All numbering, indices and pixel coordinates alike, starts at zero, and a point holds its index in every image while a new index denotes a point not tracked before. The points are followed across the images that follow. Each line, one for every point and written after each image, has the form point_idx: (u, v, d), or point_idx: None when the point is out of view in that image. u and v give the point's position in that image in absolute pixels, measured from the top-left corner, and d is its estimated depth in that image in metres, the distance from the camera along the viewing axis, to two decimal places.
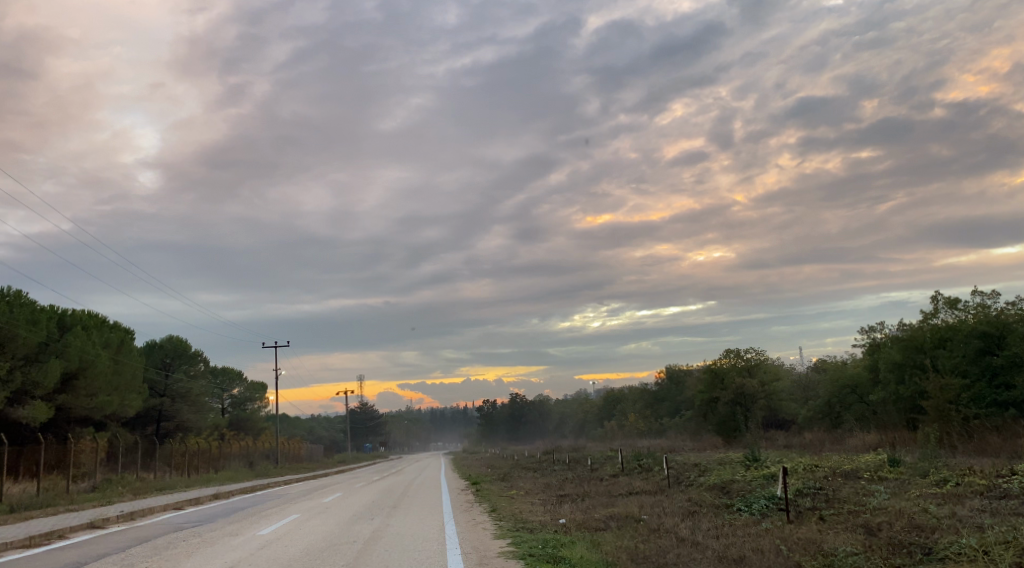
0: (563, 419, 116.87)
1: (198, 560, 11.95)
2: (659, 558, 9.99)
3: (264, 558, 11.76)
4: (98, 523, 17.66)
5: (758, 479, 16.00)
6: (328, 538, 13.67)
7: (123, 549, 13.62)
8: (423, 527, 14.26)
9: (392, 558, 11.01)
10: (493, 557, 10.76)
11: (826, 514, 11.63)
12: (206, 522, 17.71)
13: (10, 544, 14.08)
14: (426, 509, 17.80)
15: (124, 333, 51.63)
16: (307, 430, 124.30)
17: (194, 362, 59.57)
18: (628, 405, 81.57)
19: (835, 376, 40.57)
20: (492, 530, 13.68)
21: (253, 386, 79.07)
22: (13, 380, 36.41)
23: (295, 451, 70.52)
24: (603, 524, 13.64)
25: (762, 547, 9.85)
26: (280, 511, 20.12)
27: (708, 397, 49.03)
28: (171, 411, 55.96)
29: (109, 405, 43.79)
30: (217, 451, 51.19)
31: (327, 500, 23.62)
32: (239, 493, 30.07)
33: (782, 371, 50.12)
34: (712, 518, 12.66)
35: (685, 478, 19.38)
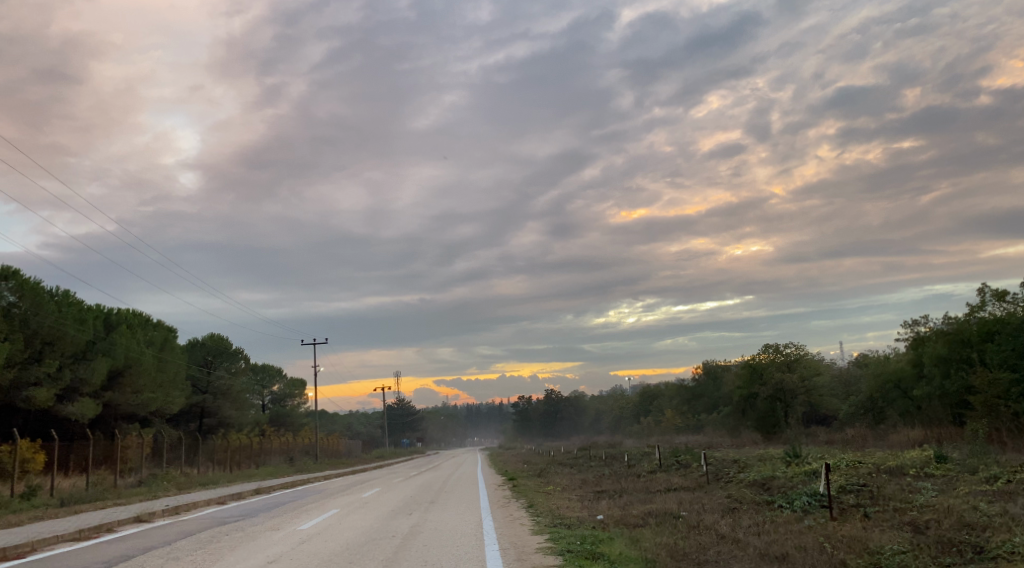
0: (599, 415, 116.32)
1: (242, 553, 12.17)
2: (698, 555, 9.84)
3: (305, 552, 11.90)
4: (145, 516, 18.13)
5: (800, 475, 15.72)
6: (368, 533, 13.78)
7: (168, 542, 13.93)
8: (461, 523, 14.28)
9: (429, 553, 11.07)
10: (531, 553, 10.75)
11: (871, 511, 11.36)
12: (247, 517, 18.00)
13: (62, 537, 14.53)
14: (464, 505, 17.83)
15: (167, 331, 52.86)
16: (347, 426, 126.05)
17: (236, 359, 60.76)
18: (665, 401, 80.82)
19: (878, 371, 39.66)
20: (530, 526, 13.69)
21: (293, 382, 80.47)
22: (63, 378, 37.43)
23: (335, 447, 71.52)
24: (641, 520, 13.53)
25: (805, 544, 9.66)
26: (320, 506, 20.35)
27: (747, 393, 48.42)
28: (213, 408, 57.11)
29: (154, 402, 44.84)
30: (258, 446, 52.13)
31: (366, 495, 23.89)
32: (280, 487, 30.56)
33: (823, 366, 49.28)
34: (753, 515, 12.45)
35: (725, 475, 19.12)
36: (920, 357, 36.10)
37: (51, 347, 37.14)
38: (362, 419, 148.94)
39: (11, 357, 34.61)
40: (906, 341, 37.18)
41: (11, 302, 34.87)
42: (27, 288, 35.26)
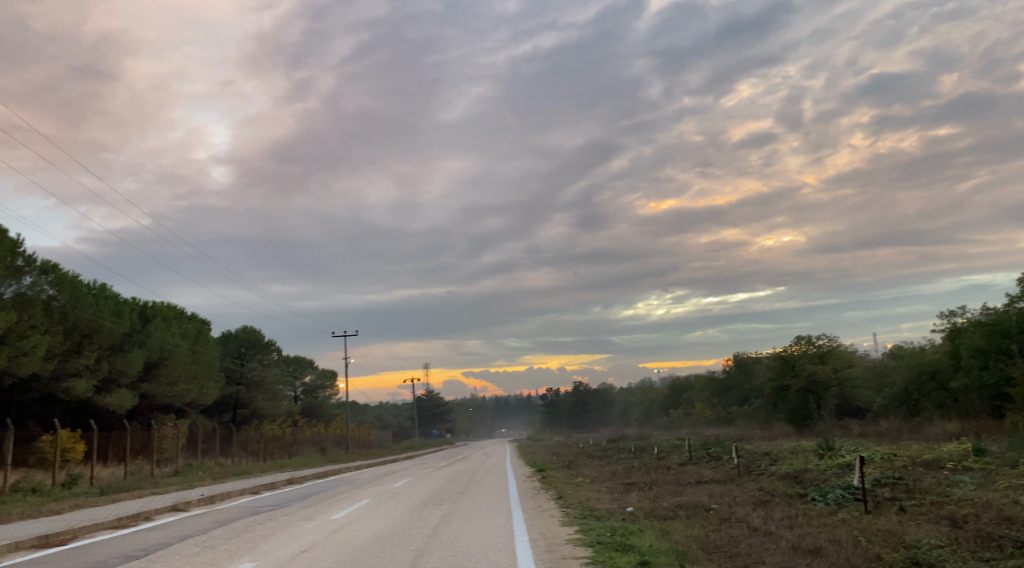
0: (628, 408, 116.00)
1: (276, 542, 12.33)
2: (729, 548, 9.76)
3: (337, 542, 12.06)
4: (181, 505, 18.52)
5: (834, 468, 15.51)
6: (399, 523, 13.89)
7: (204, 531, 14.20)
8: (491, 514, 14.31)
9: (460, 543, 11.12)
10: (561, 544, 10.76)
11: (908, 505, 11.15)
12: (281, 506, 18.29)
13: (102, 525, 14.90)
14: (493, 496, 17.88)
15: (201, 324, 53.82)
16: (377, 417, 127.34)
17: (268, 351, 61.62)
18: (694, 394, 80.31)
19: (912, 363, 39.00)
20: (559, 517, 13.69)
21: (324, 373, 81.50)
22: (101, 370, 38.23)
23: (366, 438, 72.28)
24: (671, 513, 13.43)
25: (839, 538, 9.53)
26: (351, 496, 20.57)
27: (778, 385, 47.90)
28: (246, 399, 57.99)
29: (189, 393, 45.66)
30: (290, 437, 52.87)
31: (396, 485, 24.11)
32: (312, 477, 30.99)
33: (856, 358, 48.64)
34: (785, 508, 12.30)
35: (756, 468, 18.90)
36: (956, 348, 35.48)
37: (89, 340, 37.99)
38: (392, 410, 150.34)
39: (51, 349, 35.44)
40: (943, 332, 36.55)
41: (51, 296, 35.68)
42: (65, 282, 36.03)
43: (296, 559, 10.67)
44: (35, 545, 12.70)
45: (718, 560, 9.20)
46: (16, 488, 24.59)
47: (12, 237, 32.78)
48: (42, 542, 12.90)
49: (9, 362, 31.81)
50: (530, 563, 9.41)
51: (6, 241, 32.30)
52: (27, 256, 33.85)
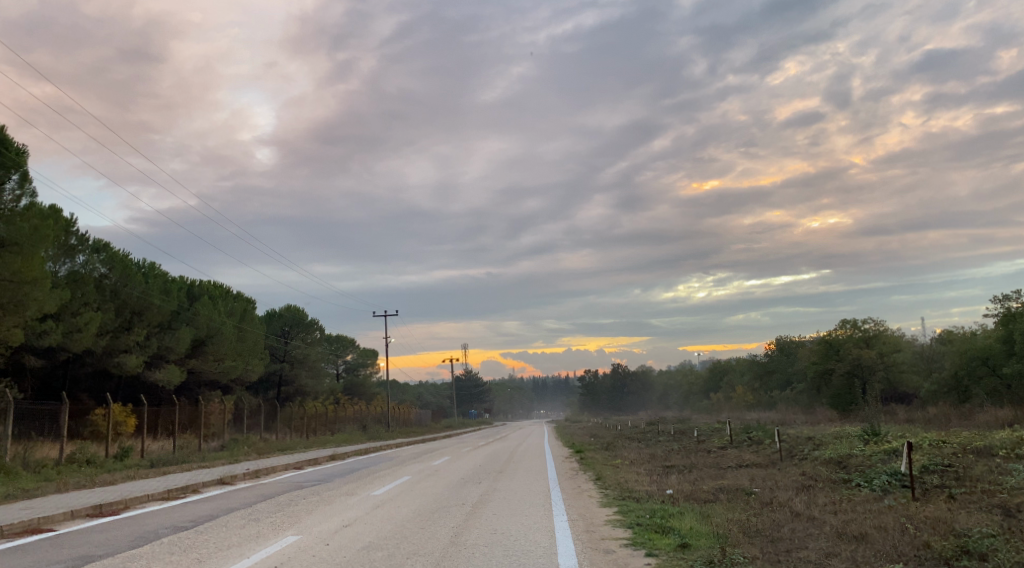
0: (667, 390, 115.30)
1: (319, 517, 12.56)
2: (771, 533, 9.64)
3: (378, 517, 12.24)
4: (227, 479, 19.02)
5: (880, 454, 15.21)
6: (439, 501, 14.04)
7: (250, 504, 14.56)
8: (530, 493, 14.37)
9: (500, 521, 11.19)
10: (600, 525, 10.76)
11: (957, 492, 10.85)
12: (322, 482, 18.65)
13: (152, 496, 15.38)
14: (531, 475, 17.99)
15: (246, 302, 55.04)
16: (417, 396, 128.98)
17: (311, 329, 62.69)
18: (735, 377, 79.33)
19: (962, 347, 37.86)
20: (599, 498, 13.68)
21: (365, 352, 82.77)
22: (150, 346, 39.30)
23: (406, 416, 73.25)
24: (712, 496, 13.33)
25: (886, 525, 9.34)
26: (392, 473, 20.90)
27: (822, 368, 47.21)
28: (290, 376, 59.23)
29: (235, 370, 46.71)
30: (333, 414, 53.85)
31: (437, 464, 24.42)
32: (354, 454, 31.57)
33: (904, 342, 47.54)
34: (828, 494, 12.11)
35: (799, 452, 18.57)
36: (1010, 333, 34.49)
37: (139, 317, 39.05)
38: (432, 389, 152.08)
39: (102, 326, 36.59)
40: (996, 316, 35.47)
41: (103, 274, 36.81)
42: (116, 261, 37.10)
43: (339, 533, 10.86)
44: (90, 513, 13.18)
45: (760, 544, 9.11)
46: (71, 459, 25.57)
47: (65, 216, 33.84)
48: (96, 511, 13.38)
49: (64, 337, 32.96)
50: (569, 542, 9.43)
51: (59, 220, 33.30)
52: (80, 235, 34.92)
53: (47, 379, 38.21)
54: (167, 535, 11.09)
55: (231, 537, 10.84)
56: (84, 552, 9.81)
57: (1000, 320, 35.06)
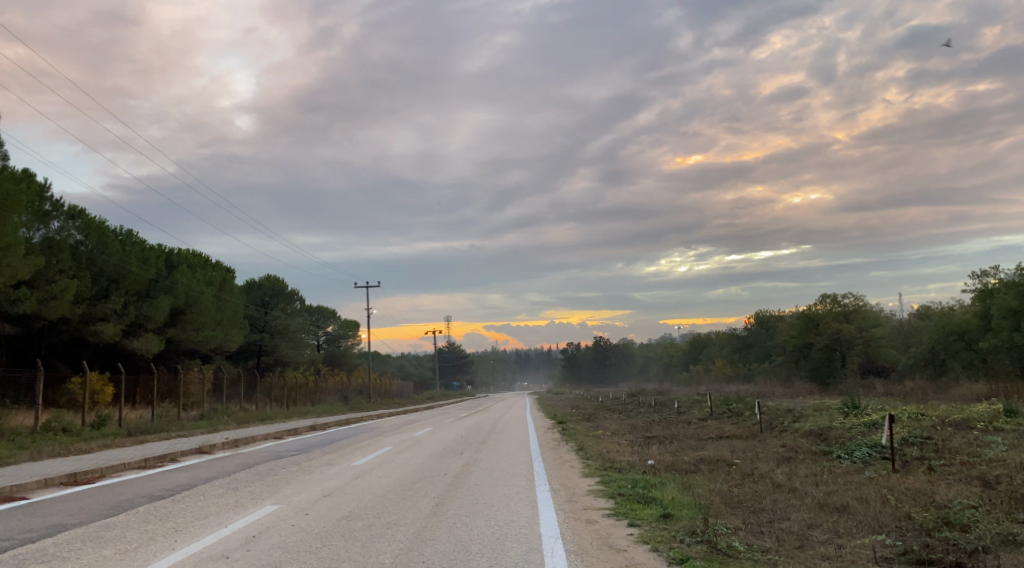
0: (648, 362, 116.13)
1: (299, 486, 12.43)
2: (753, 503, 9.65)
3: (358, 487, 12.12)
4: (206, 448, 18.85)
5: (860, 426, 15.29)
6: (420, 471, 13.95)
7: (228, 474, 14.41)
8: (512, 464, 14.34)
9: (482, 492, 11.11)
10: (582, 495, 10.74)
11: (937, 464, 10.88)
12: (303, 452, 18.50)
13: (129, 464, 15.19)
14: (513, 446, 18.00)
15: (225, 272, 54.48)
16: (398, 367, 128.89)
17: (292, 300, 62.20)
18: (715, 350, 79.91)
19: (940, 322, 38.25)
20: (580, 469, 13.65)
21: (346, 323, 82.40)
22: (128, 315, 38.75)
23: (387, 387, 73.25)
24: (693, 467, 13.35)
25: (867, 496, 9.35)
26: (373, 443, 20.84)
27: (802, 342, 47.74)
28: (270, 346, 58.88)
29: (214, 339, 46.27)
30: (313, 385, 53.64)
31: (418, 434, 24.46)
32: (334, 424, 31.49)
33: (883, 317, 48.09)
34: (809, 465, 12.14)
35: (779, 425, 18.68)
36: (987, 308, 34.89)
37: (117, 285, 38.48)
38: (413, 361, 152.33)
39: (78, 294, 36.01)
40: (974, 291, 35.79)
41: (78, 241, 36.16)
42: (92, 228, 36.46)
43: (318, 503, 10.71)
44: (64, 482, 12.97)
45: (742, 514, 9.10)
46: (47, 427, 25.25)
47: (39, 182, 33.12)
48: (71, 480, 13.16)
49: (39, 305, 32.41)
50: (552, 512, 9.38)
51: (33, 186, 32.61)
52: (54, 201, 34.25)
53: (23, 346, 37.64)
54: (143, 504, 10.91)
55: (209, 506, 10.65)
56: (57, 521, 9.62)
57: (977, 295, 35.38)
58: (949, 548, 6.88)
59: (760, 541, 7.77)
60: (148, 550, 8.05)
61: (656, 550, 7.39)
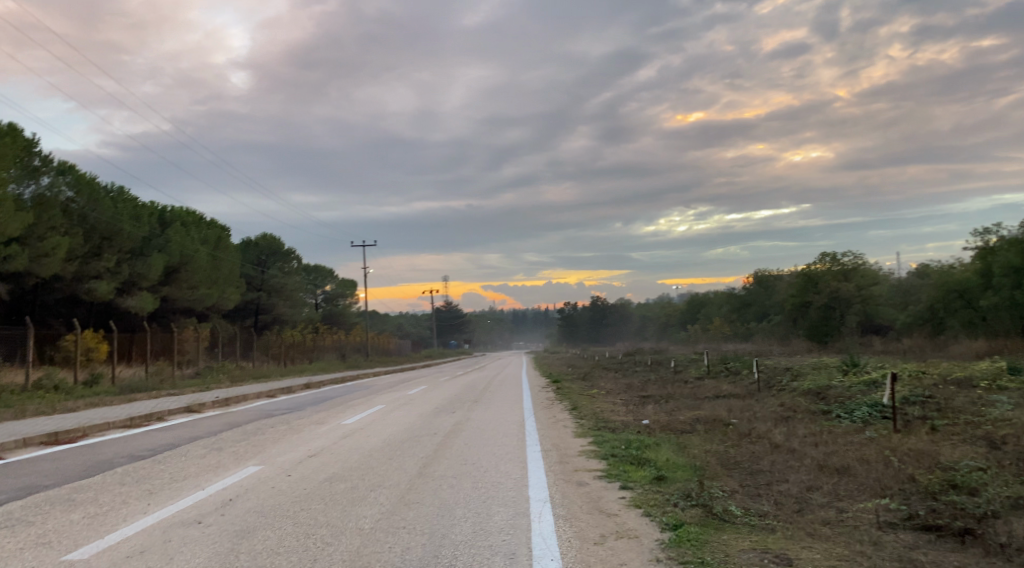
0: (645, 321, 116.20)
1: (285, 447, 12.11)
2: (751, 465, 9.33)
3: (346, 447, 11.77)
4: (195, 406, 18.56)
5: (859, 385, 15.01)
6: (411, 430, 13.64)
7: (215, 433, 14.10)
8: (504, 423, 14.04)
9: (472, 452, 10.78)
10: (574, 456, 10.40)
11: (940, 424, 10.54)
12: (293, 410, 18.21)
13: (113, 424, 14.86)
14: (507, 405, 17.75)
15: (220, 230, 53.89)
16: (396, 327, 128.92)
17: (288, 259, 61.70)
18: (713, 309, 79.83)
19: (940, 280, 37.94)
20: (573, 429, 13.34)
21: (344, 283, 81.99)
22: (121, 273, 38.31)
23: (385, 346, 73.26)
24: (689, 427, 13.06)
25: (868, 458, 9.02)
26: (366, 402, 20.61)
27: (800, 301, 47.49)
28: (267, 305, 58.67)
29: (209, 298, 45.89)
30: (310, 344, 53.47)
31: (413, 392, 24.22)
32: (329, 382, 31.34)
33: (882, 276, 47.76)
34: (808, 425, 11.82)
35: (777, 383, 18.45)
36: (988, 267, 34.51)
37: (109, 243, 37.96)
38: (412, 320, 152.47)
39: (70, 251, 35.49)
40: (975, 249, 35.36)
41: (69, 198, 35.55)
42: (83, 184, 35.84)
43: (302, 464, 10.37)
44: (44, 441, 12.63)
45: (738, 476, 8.78)
46: (38, 385, 25.01)
47: (27, 136, 32.47)
48: (51, 439, 12.81)
49: (31, 262, 31.92)
50: (542, 473, 9.04)
51: (20, 140, 32.00)
52: (44, 156, 33.63)
53: (16, 305, 37.28)
54: (121, 465, 10.55)
55: (189, 468, 10.29)
56: (29, 483, 9.25)
57: (978, 253, 34.95)
58: (957, 513, 6.51)
59: (757, 505, 7.42)
60: (119, 514, 7.64)
61: (649, 514, 7.03)
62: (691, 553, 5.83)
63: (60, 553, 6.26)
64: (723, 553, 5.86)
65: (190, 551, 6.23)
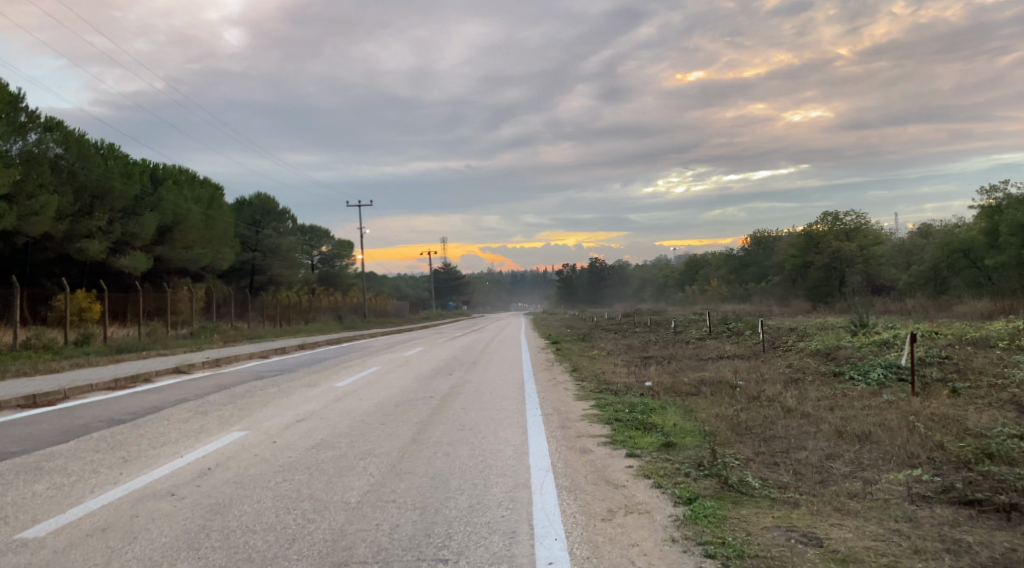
0: (643, 282, 115.67)
1: (273, 410, 11.55)
2: (764, 430, 8.78)
3: (336, 411, 11.21)
4: (183, 367, 18.03)
5: (871, 345, 14.50)
6: (405, 393, 13.10)
7: (201, 395, 13.56)
8: (503, 386, 13.52)
9: (469, 417, 10.22)
10: (576, 421, 9.84)
11: (962, 387, 9.97)
12: (285, 372, 17.68)
13: (96, 386, 14.29)
14: (505, 367, 17.24)
15: (213, 189, 52.92)
16: (393, 288, 128.35)
17: (283, 219, 60.83)
18: (711, 270, 79.31)
19: (944, 240, 37.28)
20: (574, 391, 12.80)
21: (340, 244, 81.18)
22: (113, 232, 37.55)
23: (382, 307, 72.79)
24: (695, 389, 12.53)
25: (889, 423, 8.47)
26: (360, 363, 20.08)
27: (801, 261, 46.83)
28: (262, 266, 57.96)
29: (204, 258, 45.16)
30: (306, 304, 52.97)
31: (409, 353, 23.77)
32: (323, 343, 30.84)
33: (884, 235, 47.07)
34: (820, 388, 11.28)
35: (783, 344, 17.94)
36: (994, 226, 33.83)
37: (101, 202, 37.13)
38: (409, 281, 151.83)
39: (60, 210, 34.66)
40: (981, 207, 34.64)
41: (58, 154, 34.65)
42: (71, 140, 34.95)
43: (289, 429, 9.81)
44: (21, 405, 12.07)
45: (752, 443, 8.24)
46: (27, 345, 24.49)
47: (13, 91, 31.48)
48: (29, 402, 12.26)
49: (20, 221, 31.14)
50: (543, 440, 8.46)
51: (5, 94, 30.99)
52: (30, 111, 32.62)
53: (5, 264, 36.58)
54: (99, 429, 10.00)
55: (169, 433, 9.71)
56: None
57: (984, 211, 34.25)
58: (997, 486, 5.95)
59: (775, 475, 6.87)
60: (88, 485, 7.06)
61: (659, 486, 6.47)
62: (709, 532, 5.27)
63: (14, 531, 5.67)
64: (745, 531, 5.31)
65: (158, 528, 5.65)
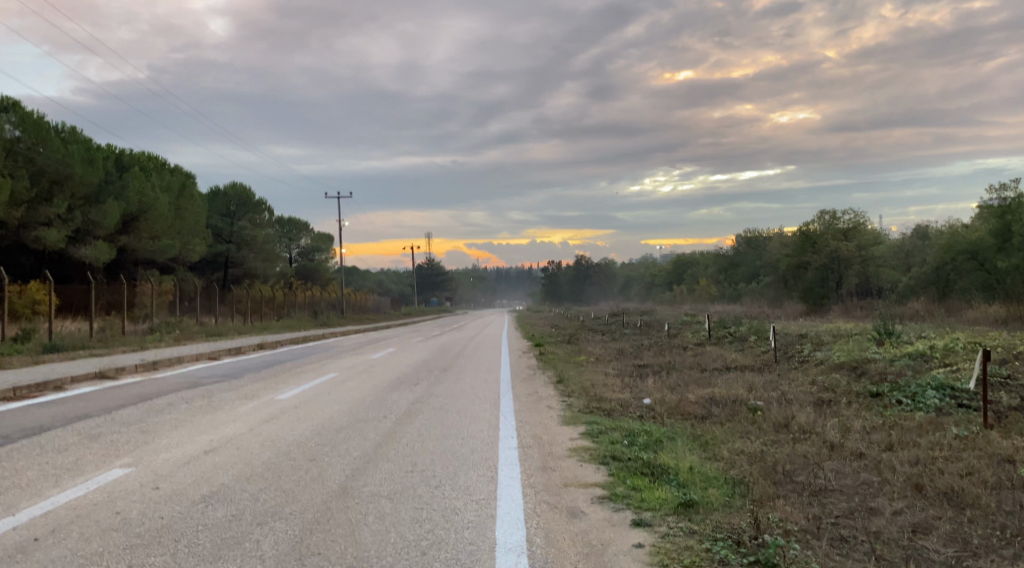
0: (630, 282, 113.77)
1: (181, 436, 9.19)
2: (810, 480, 6.60)
3: (262, 438, 8.93)
4: (111, 371, 15.66)
5: (907, 359, 12.38)
6: (355, 411, 10.82)
7: (110, 411, 11.18)
8: (474, 404, 11.30)
9: (427, 451, 7.94)
10: (561, 459, 7.59)
11: None
12: (230, 379, 15.36)
13: None
14: (480, 377, 15.01)
15: (185, 177, 50.30)
16: (375, 282, 125.67)
17: (259, 211, 58.15)
18: (699, 270, 77.48)
19: (948, 241, 35.36)
20: (559, 412, 10.54)
21: (320, 237, 78.52)
22: (73, 220, 34.95)
23: (363, 302, 70.29)
24: (705, 412, 10.33)
25: (981, 473, 6.35)
26: (317, 368, 17.82)
27: (796, 262, 44.80)
28: (236, 258, 55.32)
29: (172, 249, 42.48)
30: (281, 299, 50.44)
31: (376, 356, 21.50)
32: (288, 341, 28.53)
33: (882, 235, 45.18)
34: (863, 416, 9.10)
35: (797, 354, 15.77)
36: (1005, 226, 31.90)
37: (60, 187, 34.42)
38: (393, 277, 148.85)
39: (15, 196, 32.08)
40: (989, 207, 32.69)
41: (15, 137, 32.04)
42: (30, 122, 32.26)
43: (187, 467, 7.49)
44: None
45: (798, 501, 6.07)
46: None
47: None
48: None
49: None
50: (518, 494, 6.21)
51: None
52: None
53: None
54: None
55: (27, 471, 7.34)
56: None
57: (993, 211, 32.29)
58: None
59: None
60: None
61: None
62: None
63: None
64: None
65: None
